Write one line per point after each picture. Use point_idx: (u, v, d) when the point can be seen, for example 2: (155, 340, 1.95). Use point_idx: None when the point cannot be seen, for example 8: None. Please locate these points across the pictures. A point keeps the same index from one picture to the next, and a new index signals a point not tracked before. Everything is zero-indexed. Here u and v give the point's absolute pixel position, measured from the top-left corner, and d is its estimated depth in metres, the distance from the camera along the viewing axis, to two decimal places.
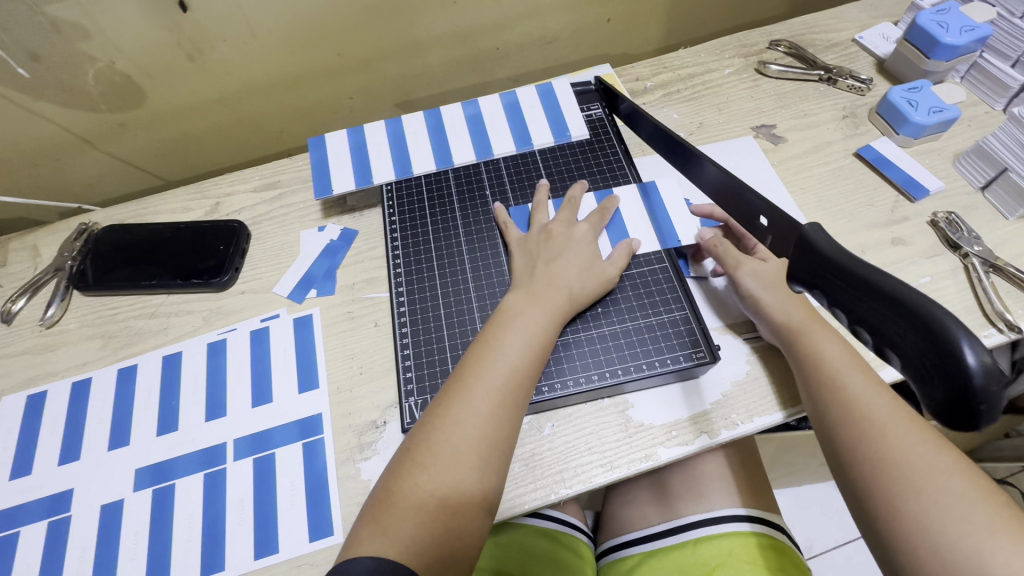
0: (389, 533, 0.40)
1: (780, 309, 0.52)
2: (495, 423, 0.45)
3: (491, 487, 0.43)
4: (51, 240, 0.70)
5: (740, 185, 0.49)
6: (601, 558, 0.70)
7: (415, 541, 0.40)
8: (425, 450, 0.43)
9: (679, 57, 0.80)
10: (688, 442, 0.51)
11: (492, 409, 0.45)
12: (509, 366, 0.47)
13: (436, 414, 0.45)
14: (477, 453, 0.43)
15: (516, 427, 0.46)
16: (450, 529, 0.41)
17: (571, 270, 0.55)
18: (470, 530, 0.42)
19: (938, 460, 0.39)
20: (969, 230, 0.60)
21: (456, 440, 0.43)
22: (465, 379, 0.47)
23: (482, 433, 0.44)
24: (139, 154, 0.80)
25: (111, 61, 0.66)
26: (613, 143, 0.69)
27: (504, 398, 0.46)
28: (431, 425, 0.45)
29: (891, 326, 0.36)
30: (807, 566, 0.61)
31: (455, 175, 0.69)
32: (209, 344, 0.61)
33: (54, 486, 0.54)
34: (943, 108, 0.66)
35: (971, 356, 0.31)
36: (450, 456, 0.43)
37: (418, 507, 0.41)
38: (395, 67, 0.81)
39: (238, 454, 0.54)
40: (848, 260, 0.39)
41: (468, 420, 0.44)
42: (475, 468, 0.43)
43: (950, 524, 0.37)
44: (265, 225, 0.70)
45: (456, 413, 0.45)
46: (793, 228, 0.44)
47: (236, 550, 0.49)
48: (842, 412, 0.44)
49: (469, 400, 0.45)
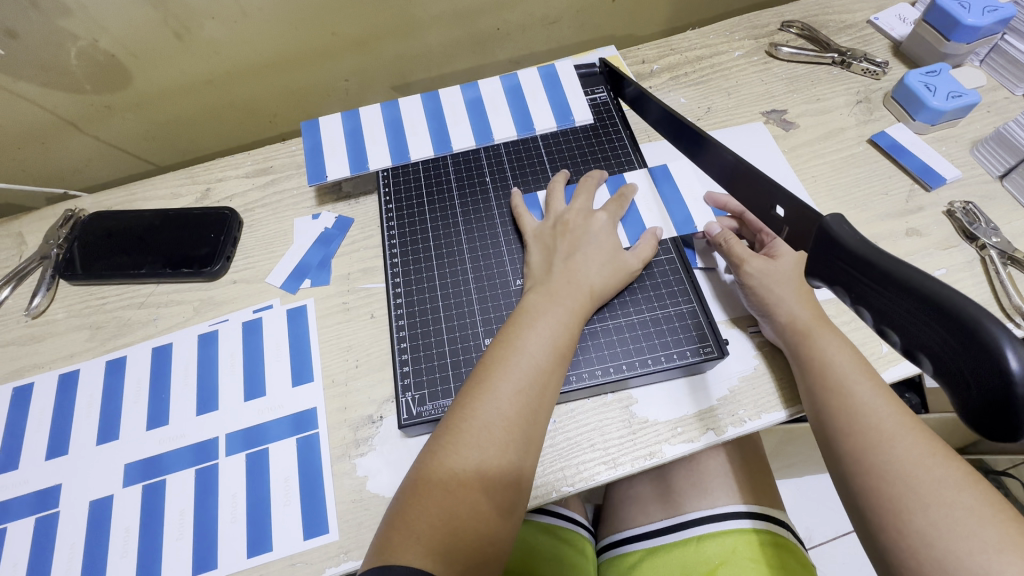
0: (418, 538, 0.38)
1: (786, 307, 0.50)
2: (522, 424, 0.43)
3: (520, 490, 0.42)
4: (36, 226, 0.68)
5: (759, 174, 0.48)
6: (602, 554, 0.69)
7: (447, 547, 0.38)
8: (451, 452, 0.42)
9: (687, 38, 0.77)
10: (693, 439, 0.49)
11: (519, 410, 0.44)
12: (534, 365, 0.45)
13: (460, 416, 0.43)
14: (506, 456, 0.42)
15: (542, 428, 0.45)
16: (481, 535, 0.40)
17: (591, 264, 0.52)
18: (500, 535, 0.41)
19: (946, 474, 0.38)
20: (987, 220, 0.58)
21: (482, 443, 0.42)
22: (489, 379, 0.45)
23: (510, 436, 0.43)
24: (128, 137, 0.78)
25: (94, 39, 0.63)
26: (618, 127, 0.67)
27: (529, 399, 0.44)
28: (454, 426, 0.43)
29: (920, 327, 0.35)
30: (812, 565, 0.60)
31: (454, 160, 0.66)
32: (200, 335, 0.59)
33: (40, 482, 0.52)
34: (963, 93, 0.64)
35: (1013, 361, 0.30)
36: (477, 459, 0.41)
37: (447, 511, 0.40)
38: (392, 48, 0.78)
39: (230, 449, 0.52)
40: (874, 255, 0.38)
41: (495, 423, 0.43)
42: (503, 471, 0.42)
43: (958, 539, 0.35)
44: (258, 212, 0.67)
45: (483, 415, 0.43)
46: (817, 222, 0.42)
47: (228, 549, 0.48)
48: (847, 422, 0.43)
49: (494, 401, 0.43)
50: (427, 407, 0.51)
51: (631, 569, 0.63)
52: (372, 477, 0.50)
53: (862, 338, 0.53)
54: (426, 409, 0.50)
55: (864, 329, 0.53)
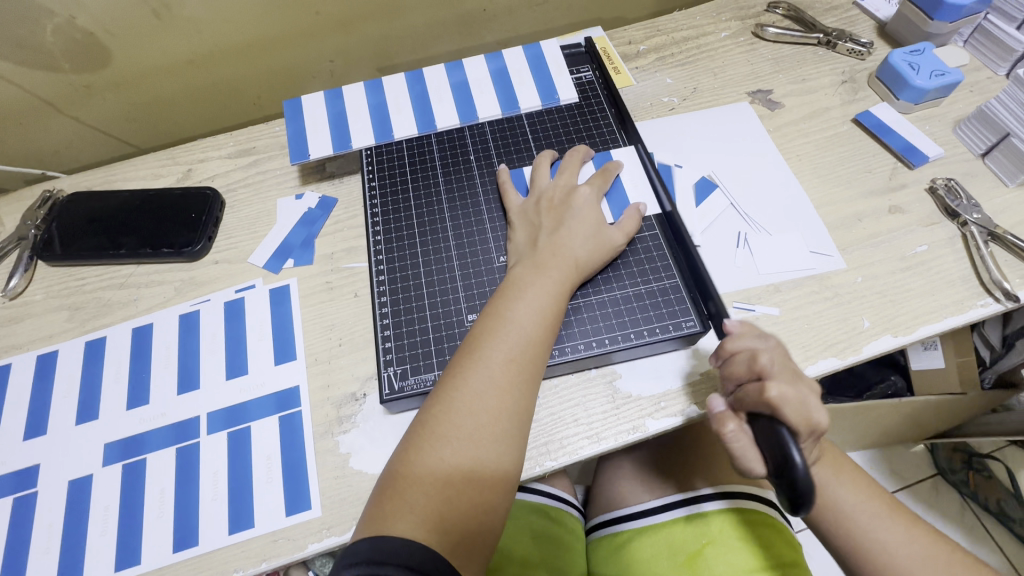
0: (414, 508, 0.38)
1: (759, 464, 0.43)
2: (514, 394, 0.43)
3: (514, 462, 0.42)
4: (14, 208, 0.67)
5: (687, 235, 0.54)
6: (591, 531, 0.70)
7: (442, 517, 0.38)
8: (444, 422, 0.42)
9: (673, 20, 0.77)
10: (677, 413, 0.50)
11: (511, 378, 0.44)
12: (524, 335, 0.46)
13: (452, 386, 0.43)
14: (499, 425, 0.42)
15: (535, 397, 0.45)
16: (476, 504, 0.40)
17: (574, 239, 0.52)
18: (495, 504, 0.41)
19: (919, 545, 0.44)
20: (968, 197, 0.58)
21: (476, 412, 0.42)
22: (480, 349, 0.45)
23: (502, 405, 0.43)
24: (108, 119, 0.77)
25: (71, 16, 0.62)
26: (603, 106, 0.66)
27: (520, 368, 0.44)
28: (446, 397, 0.43)
29: (754, 427, 0.41)
30: (796, 540, 0.61)
31: (438, 139, 0.66)
32: (182, 316, 0.58)
33: (18, 462, 0.52)
34: (946, 72, 0.64)
35: (795, 457, 0.36)
36: (471, 429, 0.41)
37: (442, 479, 0.40)
38: (376, 28, 0.77)
39: (211, 428, 0.52)
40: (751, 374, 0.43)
41: (487, 392, 0.43)
42: (497, 440, 0.42)
43: None
44: (240, 193, 0.67)
45: (474, 385, 0.43)
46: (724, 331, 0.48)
47: (210, 526, 0.48)
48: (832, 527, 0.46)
49: (485, 370, 0.44)
50: (409, 382, 0.50)
51: (619, 547, 0.63)
52: (356, 453, 0.50)
53: (841, 314, 0.53)
54: (409, 384, 0.50)
55: (845, 304, 0.54)
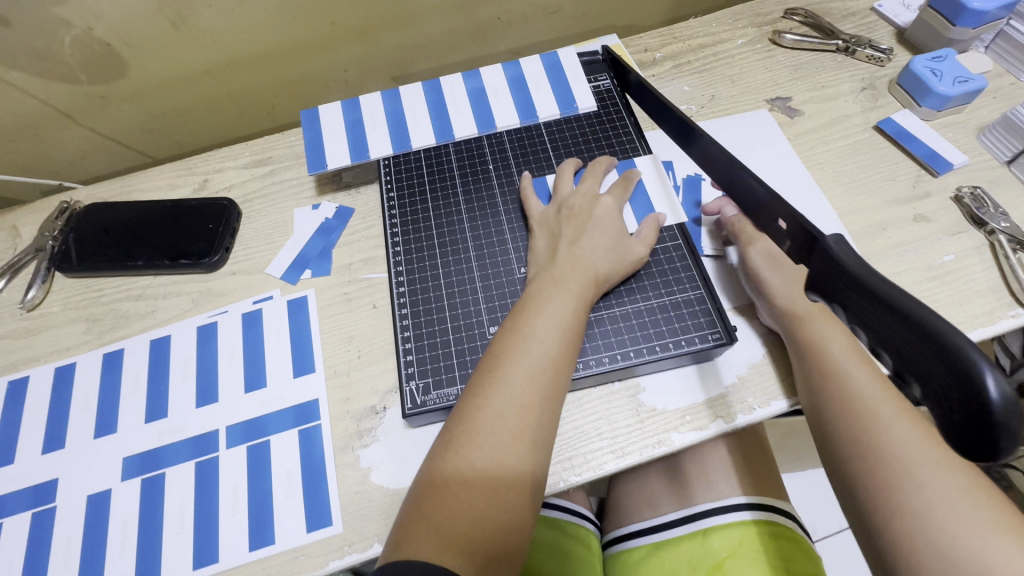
0: (440, 532, 0.38)
1: (783, 290, 0.49)
2: (537, 412, 0.43)
3: (534, 482, 0.41)
4: (32, 219, 0.67)
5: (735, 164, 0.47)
6: (607, 549, 0.69)
7: (468, 540, 0.38)
8: (466, 442, 0.41)
9: (689, 27, 0.77)
10: (703, 427, 0.49)
11: (533, 396, 0.43)
12: (546, 352, 0.45)
13: (473, 405, 0.43)
14: (522, 444, 0.41)
15: (557, 414, 0.44)
16: (501, 526, 0.39)
17: (596, 249, 0.52)
18: (520, 523, 0.40)
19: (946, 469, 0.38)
20: (995, 205, 0.57)
21: (499, 432, 0.41)
22: (501, 367, 0.44)
23: (525, 424, 0.42)
24: (123, 129, 0.77)
25: (89, 27, 0.62)
26: (622, 114, 0.66)
27: (542, 385, 0.43)
28: (468, 416, 0.42)
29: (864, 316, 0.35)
30: (816, 553, 0.59)
31: (456, 148, 0.65)
32: (199, 328, 0.58)
33: (36, 476, 0.51)
34: (970, 78, 0.63)
35: (992, 386, 0.26)
36: (495, 448, 0.41)
37: (467, 502, 0.39)
38: (391, 38, 0.77)
39: (230, 442, 0.51)
40: (873, 278, 0.35)
41: (510, 411, 0.42)
42: (521, 460, 0.41)
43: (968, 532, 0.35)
44: (257, 203, 0.66)
45: (497, 403, 0.42)
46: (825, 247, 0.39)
47: (229, 542, 0.47)
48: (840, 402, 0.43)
49: (507, 388, 0.43)
50: (432, 396, 0.50)
51: (636, 565, 0.63)
52: (377, 468, 0.49)
53: None
54: (431, 398, 0.50)
55: None
